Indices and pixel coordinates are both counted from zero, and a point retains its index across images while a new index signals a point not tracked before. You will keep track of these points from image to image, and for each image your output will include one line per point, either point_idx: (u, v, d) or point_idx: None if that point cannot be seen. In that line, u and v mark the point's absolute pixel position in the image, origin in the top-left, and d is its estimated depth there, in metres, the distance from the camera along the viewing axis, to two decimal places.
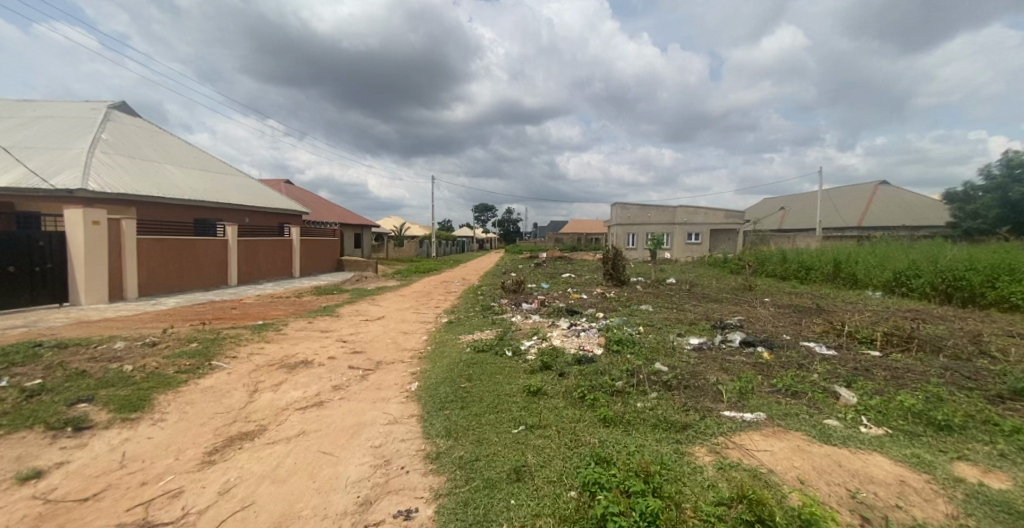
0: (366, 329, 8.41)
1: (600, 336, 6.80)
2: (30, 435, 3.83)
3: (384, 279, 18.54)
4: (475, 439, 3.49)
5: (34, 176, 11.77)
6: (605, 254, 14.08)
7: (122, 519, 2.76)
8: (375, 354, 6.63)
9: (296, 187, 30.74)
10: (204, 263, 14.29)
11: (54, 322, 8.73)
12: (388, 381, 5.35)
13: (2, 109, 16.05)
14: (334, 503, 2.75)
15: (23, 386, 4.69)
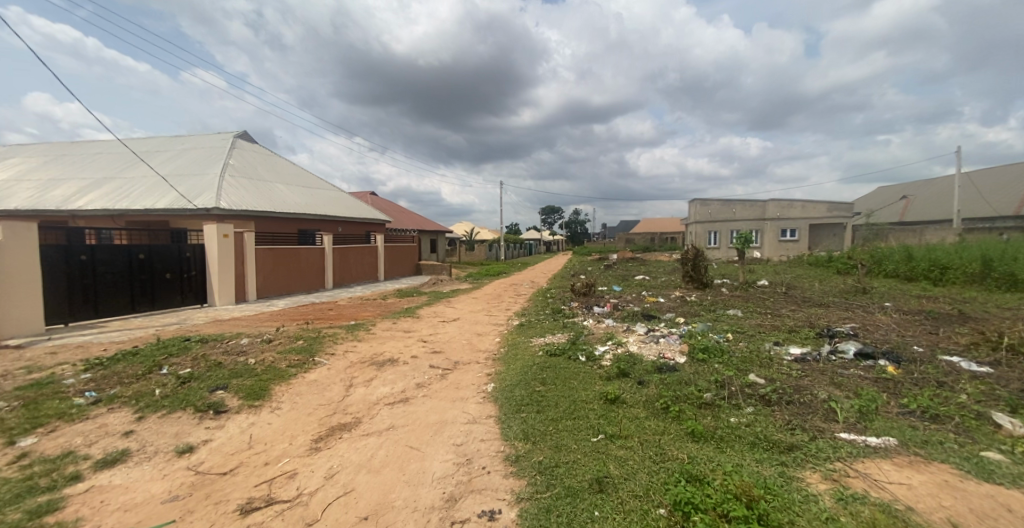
0: (444, 330, 8.80)
1: (681, 343, 6.41)
2: (183, 415, 4.58)
3: (459, 282, 19.29)
4: (553, 445, 3.48)
5: (183, 199, 14.11)
6: (684, 254, 13.26)
7: (250, 493, 3.17)
8: (452, 354, 6.91)
9: (380, 199, 33.30)
10: (307, 269, 15.98)
11: (197, 320, 10.34)
12: (466, 381, 5.54)
13: (160, 145, 19.48)
14: (422, 496, 2.91)
15: (177, 374, 5.63)
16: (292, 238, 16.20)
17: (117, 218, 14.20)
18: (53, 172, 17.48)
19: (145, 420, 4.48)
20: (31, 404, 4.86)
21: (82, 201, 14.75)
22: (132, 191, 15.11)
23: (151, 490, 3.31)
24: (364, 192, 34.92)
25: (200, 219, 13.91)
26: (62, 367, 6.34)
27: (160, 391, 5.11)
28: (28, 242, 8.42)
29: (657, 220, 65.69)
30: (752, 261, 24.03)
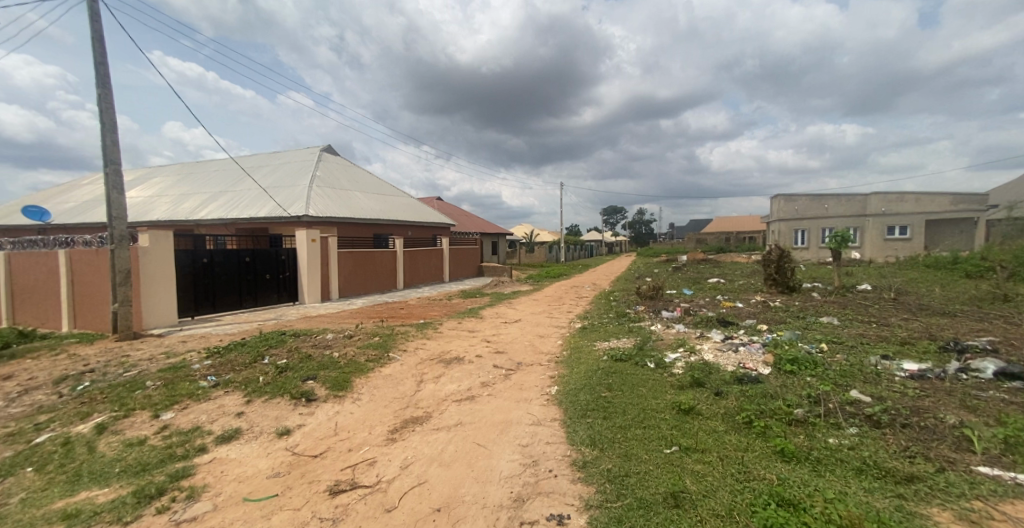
0: (507, 331, 8.93)
1: (764, 353, 5.94)
2: (283, 400, 5.10)
3: (520, 284, 19.46)
4: (622, 454, 3.41)
5: (280, 209, 15.71)
6: (766, 255, 12.26)
7: (337, 476, 3.44)
8: (515, 355, 6.99)
9: (445, 204, 34.63)
10: (381, 271, 16.99)
11: (290, 316, 11.42)
12: (531, 382, 5.58)
13: (261, 160, 21.86)
14: (491, 494, 2.98)
15: (275, 364, 6.28)
16: (368, 242, 17.32)
17: (228, 226, 16.18)
18: (180, 188, 20.34)
19: (252, 403, 5.07)
20: (167, 385, 5.71)
21: (202, 212, 17.00)
22: (240, 202, 17.08)
23: (257, 466, 3.74)
24: (431, 197, 36.44)
25: (293, 225, 15.36)
26: (188, 354, 7.35)
27: (263, 379, 5.73)
28: (165, 247, 9.92)
29: (733, 218, 61.48)
30: (851, 263, 21.70)
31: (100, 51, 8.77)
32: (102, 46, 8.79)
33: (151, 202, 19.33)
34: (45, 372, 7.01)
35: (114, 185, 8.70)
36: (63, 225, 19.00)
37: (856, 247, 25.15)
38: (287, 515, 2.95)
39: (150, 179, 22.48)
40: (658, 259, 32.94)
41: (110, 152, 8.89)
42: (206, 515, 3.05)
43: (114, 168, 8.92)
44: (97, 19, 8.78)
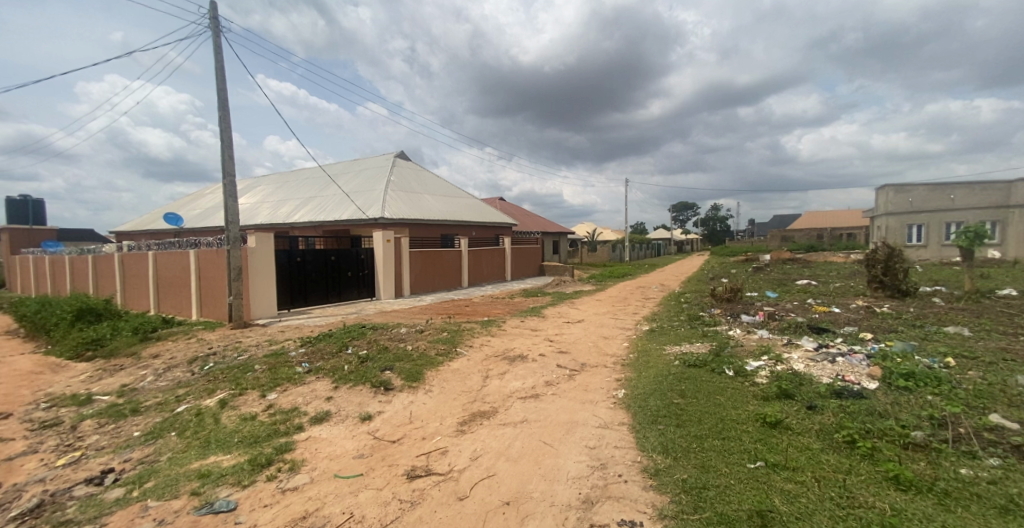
0: (570, 331, 8.89)
1: (871, 366, 5.34)
2: (364, 387, 5.49)
3: (582, 283, 19.21)
4: (699, 464, 3.25)
5: (359, 213, 16.93)
6: (871, 254, 11.10)
7: (414, 462, 3.65)
8: (579, 355, 6.94)
9: (507, 204, 35.11)
10: (448, 269, 17.61)
11: (368, 310, 12.21)
12: (596, 383, 5.52)
13: (342, 168, 23.61)
14: (559, 493, 3.00)
15: (357, 353, 6.81)
16: (436, 243, 18.01)
17: (316, 228, 17.70)
18: (275, 195, 22.63)
19: (339, 389, 5.52)
20: (269, 369, 6.43)
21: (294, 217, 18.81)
22: (325, 207, 18.63)
23: (344, 446, 4.09)
24: (494, 197, 37.07)
25: (371, 226, 16.45)
26: (286, 342, 8.20)
27: (347, 367, 6.23)
28: (267, 248, 11.11)
29: (827, 214, 55.68)
30: (986, 264, 18.93)
31: (221, 78, 9.99)
32: (222, 74, 10.02)
33: (253, 208, 21.74)
34: (177, 354, 8.24)
35: (230, 194, 9.89)
36: (186, 229, 22.03)
37: (994, 244, 21.82)
38: (370, 494, 3.18)
39: (251, 188, 25.28)
40: (734, 259, 30.82)
41: (229, 166, 10.12)
42: (304, 486, 3.40)
43: (233, 179, 10.17)
44: (219, 50, 10.01)
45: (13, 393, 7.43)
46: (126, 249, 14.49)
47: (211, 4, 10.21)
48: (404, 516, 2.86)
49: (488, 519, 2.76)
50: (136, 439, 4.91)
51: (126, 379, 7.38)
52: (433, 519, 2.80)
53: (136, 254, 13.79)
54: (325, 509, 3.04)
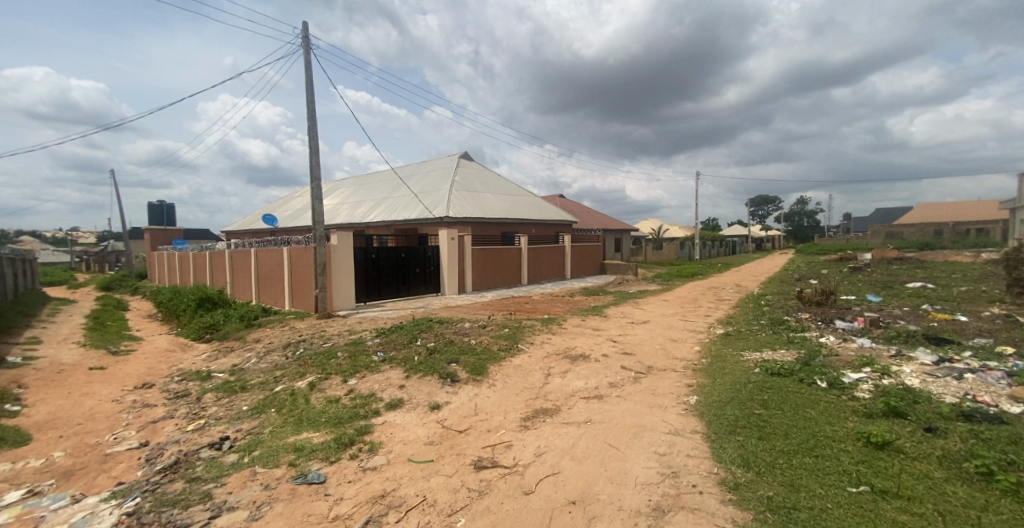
0: (635, 332, 8.65)
1: (1013, 386, 4.61)
2: (432, 378, 5.74)
3: (648, 283, 18.53)
4: (787, 482, 2.97)
5: (427, 212, 17.66)
6: (1008, 253, 9.80)
7: (480, 453, 3.77)
8: (644, 357, 6.74)
9: (570, 202, 34.84)
10: (509, 267, 17.81)
11: (435, 305, 12.69)
12: (665, 388, 5.33)
13: (411, 169, 24.76)
14: (628, 497, 2.93)
15: (425, 346, 7.12)
16: (497, 240, 18.29)
17: (388, 227, 18.74)
18: (352, 197, 24.31)
19: (410, 378, 5.82)
20: (349, 357, 6.93)
21: (368, 217, 20.11)
22: (396, 207, 19.65)
23: (416, 432, 4.32)
24: (555, 196, 36.91)
25: (437, 225, 17.11)
26: (363, 332, 8.77)
27: (417, 358, 6.54)
28: (347, 246, 11.98)
29: (942, 208, 48.98)
30: None
31: (310, 91, 10.91)
32: (312, 87, 10.91)
33: (334, 209, 23.51)
34: (274, 339, 9.15)
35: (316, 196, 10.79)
36: (280, 228, 24.40)
37: None
38: (441, 480, 3.32)
39: (333, 190, 27.36)
40: (824, 259, 28.12)
41: (316, 171, 11.01)
42: (382, 467, 3.64)
43: (320, 184, 11.05)
44: (309, 66, 10.91)
45: (153, 367, 8.72)
46: (234, 246, 16.35)
47: (303, 24, 11.17)
48: (472, 504, 2.96)
49: (554, 517, 2.77)
50: (245, 412, 5.54)
51: (236, 359, 8.36)
52: (500, 511, 2.86)
53: (241, 251, 15.50)
54: (400, 490, 3.23)
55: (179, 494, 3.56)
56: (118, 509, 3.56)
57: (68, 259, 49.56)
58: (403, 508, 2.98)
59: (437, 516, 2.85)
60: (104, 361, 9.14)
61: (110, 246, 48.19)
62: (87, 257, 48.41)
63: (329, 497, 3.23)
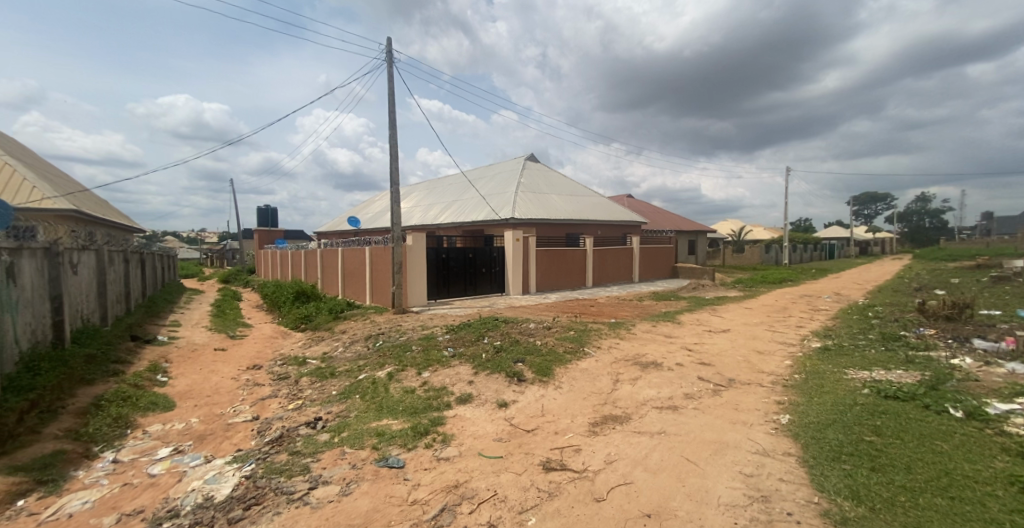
0: (715, 341, 8.13)
1: None
2: (500, 376, 5.82)
3: (726, 289, 17.27)
4: (910, 523, 2.56)
5: (493, 214, 18.03)
6: None
7: (549, 454, 3.76)
8: (724, 369, 6.31)
9: (639, 203, 33.71)
10: (574, 268, 17.59)
11: (500, 305, 12.88)
12: (749, 403, 4.94)
13: (480, 172, 25.40)
14: (709, 517, 2.75)
15: (493, 344, 7.25)
16: (562, 241, 18.16)
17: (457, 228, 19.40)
18: (424, 200, 25.50)
19: (479, 374, 5.96)
20: (422, 351, 7.27)
21: (439, 218, 21.01)
22: (465, 209, 20.27)
23: (486, 428, 4.40)
24: (622, 196, 35.99)
25: (502, 227, 17.39)
26: (434, 329, 9.12)
27: (485, 355, 6.68)
28: (420, 246, 12.55)
29: None
30: None
31: (391, 102, 11.60)
32: (393, 99, 11.61)
33: (408, 211, 24.82)
34: (357, 331, 9.84)
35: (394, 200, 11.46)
36: (363, 229, 26.26)
37: None
38: (511, 477, 3.36)
39: (408, 193, 28.89)
40: (947, 267, 24.35)
41: (395, 176, 11.69)
42: (454, 459, 3.76)
43: (398, 188, 11.71)
44: (391, 79, 11.64)
45: (260, 350, 9.81)
46: (324, 245, 17.86)
47: (387, 41, 11.95)
48: (543, 504, 2.95)
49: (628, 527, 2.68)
50: (334, 396, 6.01)
51: (326, 348, 9.14)
52: (571, 515, 2.83)
53: (329, 249, 16.90)
54: (472, 483, 3.31)
55: (284, 465, 3.94)
56: (238, 471, 4.03)
57: (194, 256, 57.53)
58: (475, 500, 3.05)
59: (508, 512, 2.88)
60: (223, 343, 10.49)
61: (228, 245, 55.26)
62: (210, 255, 55.92)
63: (407, 482, 3.40)
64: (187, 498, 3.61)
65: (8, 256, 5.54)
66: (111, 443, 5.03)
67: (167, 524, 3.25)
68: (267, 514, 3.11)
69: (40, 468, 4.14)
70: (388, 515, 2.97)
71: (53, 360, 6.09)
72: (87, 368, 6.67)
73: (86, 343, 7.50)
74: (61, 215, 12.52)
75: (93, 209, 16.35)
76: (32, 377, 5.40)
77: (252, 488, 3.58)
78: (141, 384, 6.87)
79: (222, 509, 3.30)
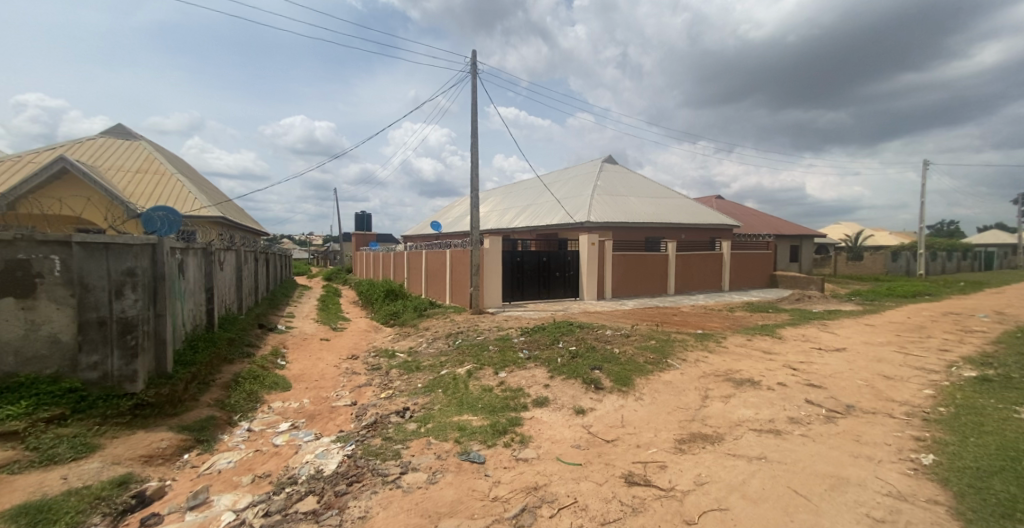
0: (826, 361, 7.19)
1: None
2: (576, 382, 5.71)
3: (840, 302, 15.26)
4: None
5: (569, 218, 17.89)
6: None
7: (631, 468, 3.59)
8: (839, 394, 5.57)
9: (731, 205, 31.35)
10: (653, 274, 16.77)
11: (574, 309, 12.70)
12: (873, 436, 4.29)
13: (556, 176, 25.35)
14: None
15: (570, 349, 7.15)
16: (641, 246, 17.44)
17: (533, 232, 19.56)
18: (501, 204, 26.09)
19: (555, 379, 5.90)
20: (499, 351, 7.39)
21: (514, 222, 21.39)
22: (540, 213, 20.38)
23: (563, 433, 4.34)
24: (711, 197, 33.70)
25: (578, 230, 17.17)
26: (511, 330, 9.23)
27: (561, 360, 6.59)
28: (496, 250, 12.82)
29: None
30: None
31: (474, 113, 12.04)
32: (476, 109, 12.03)
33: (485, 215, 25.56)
34: (438, 329, 10.31)
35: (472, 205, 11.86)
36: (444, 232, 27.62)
37: None
38: (591, 486, 3.27)
39: (486, 198, 29.76)
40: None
41: (475, 183, 12.08)
42: (534, 461, 3.75)
43: (478, 195, 12.08)
44: (474, 90, 12.07)
45: (356, 342, 10.72)
46: (409, 248, 19.04)
47: (472, 54, 12.46)
48: (627, 519, 2.83)
49: None
50: (420, 389, 6.32)
51: (411, 343, 9.70)
52: None
53: (415, 252, 17.97)
54: (552, 487, 3.27)
55: (379, 448, 4.23)
56: (341, 449, 4.41)
57: (304, 256, 64.88)
58: (555, 505, 3.01)
59: (590, 522, 2.80)
60: (327, 333, 11.64)
61: (331, 246, 61.53)
62: (316, 255, 62.66)
63: (488, 478, 3.46)
64: (303, 468, 4.03)
65: (179, 255, 6.59)
66: (246, 414, 5.81)
67: (288, 489, 3.65)
68: (366, 492, 3.35)
69: (198, 429, 4.93)
70: (471, 508, 3.04)
71: (207, 341, 7.19)
72: (229, 349, 7.80)
73: (228, 328, 8.76)
74: (213, 221, 14.79)
75: (234, 216, 19.12)
76: (193, 353, 6.42)
77: (354, 466, 3.89)
78: (267, 365, 7.87)
79: (330, 482, 3.62)
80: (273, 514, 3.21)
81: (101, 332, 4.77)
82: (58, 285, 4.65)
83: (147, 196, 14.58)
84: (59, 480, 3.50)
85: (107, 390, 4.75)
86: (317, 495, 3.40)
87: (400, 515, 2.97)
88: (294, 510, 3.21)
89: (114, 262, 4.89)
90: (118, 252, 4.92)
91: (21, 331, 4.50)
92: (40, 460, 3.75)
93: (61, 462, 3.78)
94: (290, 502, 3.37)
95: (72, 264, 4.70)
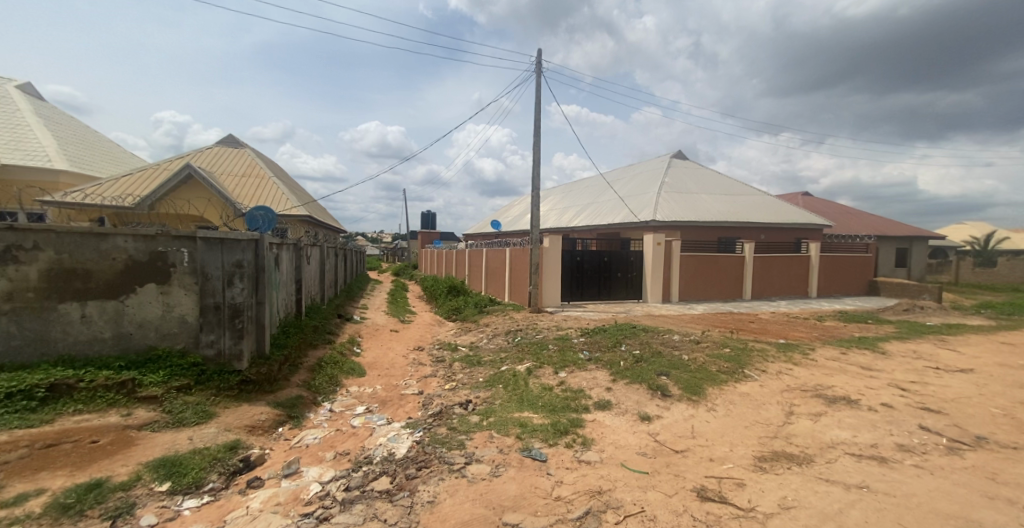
0: (946, 383, 6.24)
1: None
2: (641, 388, 5.50)
3: (965, 316, 13.15)
4: None
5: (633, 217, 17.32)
6: None
7: (704, 482, 3.38)
8: (963, 423, 4.81)
9: (821, 202, 28.40)
10: (726, 277, 15.69)
11: (637, 312, 12.27)
12: (1012, 475, 3.64)
13: (621, 173, 24.63)
14: None
15: (634, 353, 6.89)
16: (713, 246, 16.39)
17: (594, 231, 19.18)
18: (564, 202, 25.88)
19: (618, 382, 5.72)
20: (559, 351, 7.31)
21: (575, 220, 21.15)
22: (603, 211, 19.94)
23: (628, 439, 4.20)
24: (797, 193, 30.78)
25: (643, 229, 16.56)
26: (571, 330, 9.11)
27: (623, 363, 6.38)
28: (557, 249, 12.72)
29: None
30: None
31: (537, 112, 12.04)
32: (539, 108, 12.03)
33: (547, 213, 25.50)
34: (500, 326, 10.46)
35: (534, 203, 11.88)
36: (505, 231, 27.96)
37: None
38: (660, 497, 3.13)
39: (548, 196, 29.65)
40: None
41: (538, 182, 12.08)
42: (598, 464, 3.67)
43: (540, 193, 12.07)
44: (537, 89, 12.07)
45: (422, 335, 11.20)
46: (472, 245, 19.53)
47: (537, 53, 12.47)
48: None
49: None
50: (481, 384, 6.44)
51: (474, 338, 9.93)
52: None
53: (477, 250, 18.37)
54: (617, 493, 3.17)
55: (445, 437, 4.38)
56: (411, 435, 4.62)
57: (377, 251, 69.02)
58: (621, 512, 2.91)
59: None
60: (396, 325, 12.29)
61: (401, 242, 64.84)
62: (388, 251, 66.41)
63: (551, 477, 3.44)
64: (377, 450, 4.28)
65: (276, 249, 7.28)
66: (328, 396, 6.30)
67: (364, 467, 3.89)
68: (434, 478, 3.48)
69: (289, 406, 5.42)
70: (535, 505, 3.03)
71: (295, 327, 7.88)
72: (313, 334, 8.50)
73: (313, 316, 9.55)
74: (301, 220, 16.25)
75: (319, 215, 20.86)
76: (285, 338, 7.07)
77: (422, 452, 4.06)
78: (344, 352, 8.48)
79: (402, 465, 3.81)
80: (352, 490, 3.43)
81: (217, 316, 5.43)
82: (185, 274, 5.34)
83: (249, 197, 16.36)
84: (186, 440, 4.07)
85: (221, 366, 5.40)
86: (390, 477, 3.59)
87: (466, 504, 3.05)
88: (370, 488, 3.41)
89: (227, 255, 5.50)
90: (230, 246, 5.52)
91: (159, 312, 5.22)
92: (172, 421, 4.34)
93: (188, 425, 4.35)
94: (367, 480, 3.58)
95: (196, 256, 5.36)
